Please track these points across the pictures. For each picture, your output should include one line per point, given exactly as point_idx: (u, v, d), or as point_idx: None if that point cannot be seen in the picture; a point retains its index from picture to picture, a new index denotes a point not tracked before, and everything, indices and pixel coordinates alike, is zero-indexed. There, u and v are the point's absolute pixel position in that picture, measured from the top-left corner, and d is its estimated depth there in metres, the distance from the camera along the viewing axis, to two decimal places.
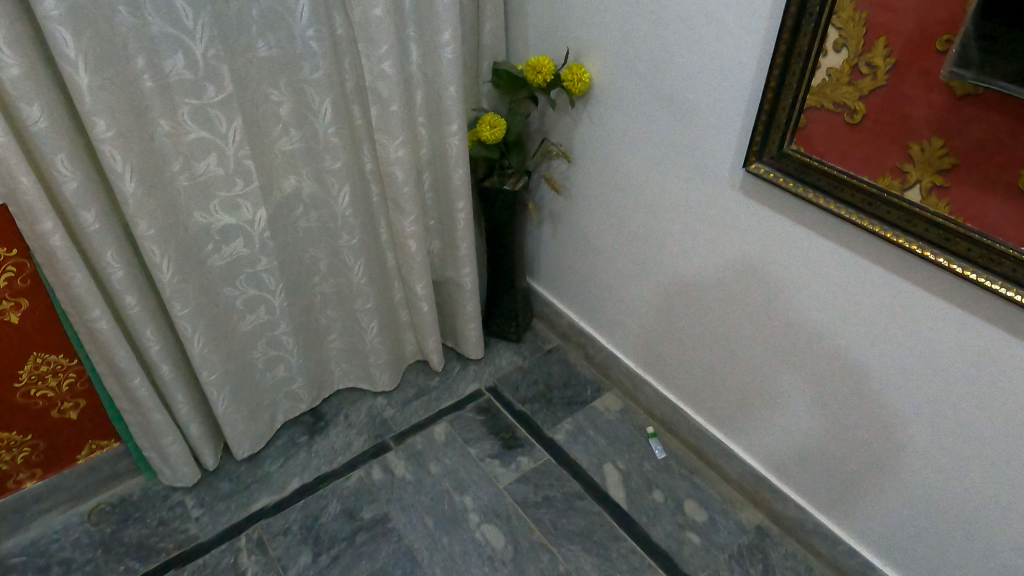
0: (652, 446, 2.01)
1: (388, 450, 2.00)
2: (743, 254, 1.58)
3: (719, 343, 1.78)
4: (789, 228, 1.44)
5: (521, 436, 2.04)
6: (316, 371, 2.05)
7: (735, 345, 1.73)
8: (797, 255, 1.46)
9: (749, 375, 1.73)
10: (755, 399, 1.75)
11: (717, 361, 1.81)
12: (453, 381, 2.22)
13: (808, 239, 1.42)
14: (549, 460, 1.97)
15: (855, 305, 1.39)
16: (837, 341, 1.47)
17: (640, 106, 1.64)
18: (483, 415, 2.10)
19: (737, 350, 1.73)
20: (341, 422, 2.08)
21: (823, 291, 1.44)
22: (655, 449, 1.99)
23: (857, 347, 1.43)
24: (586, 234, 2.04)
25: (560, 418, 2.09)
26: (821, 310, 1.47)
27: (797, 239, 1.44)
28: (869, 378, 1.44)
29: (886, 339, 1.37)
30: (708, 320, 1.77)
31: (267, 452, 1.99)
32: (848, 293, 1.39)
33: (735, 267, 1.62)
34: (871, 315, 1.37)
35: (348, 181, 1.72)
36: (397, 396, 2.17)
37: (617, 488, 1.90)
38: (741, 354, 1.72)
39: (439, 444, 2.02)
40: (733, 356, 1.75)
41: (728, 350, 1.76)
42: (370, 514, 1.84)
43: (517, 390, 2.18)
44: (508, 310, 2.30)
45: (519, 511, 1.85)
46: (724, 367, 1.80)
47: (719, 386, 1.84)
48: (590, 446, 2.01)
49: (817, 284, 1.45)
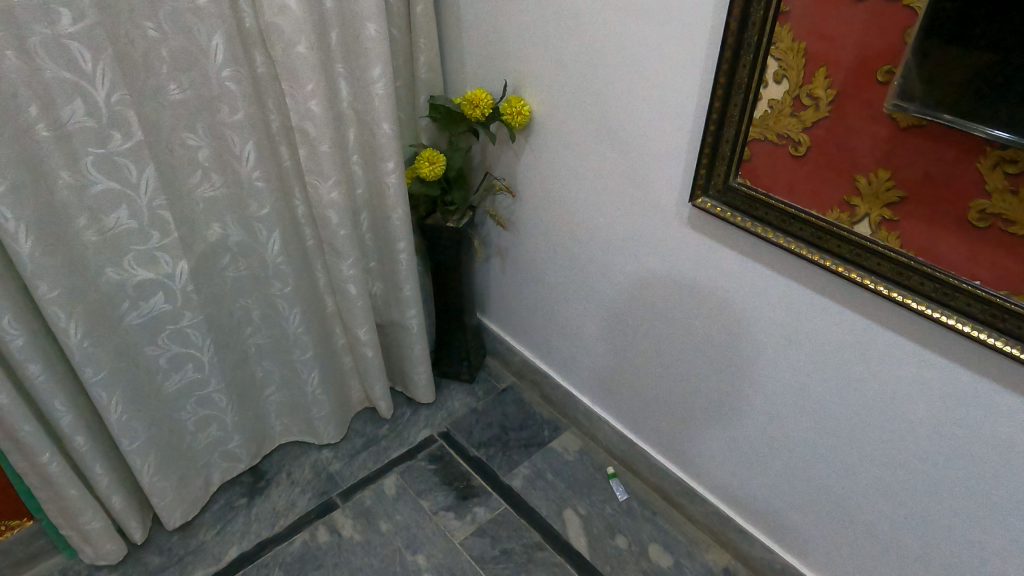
0: (613, 488, 1.92)
1: (335, 509, 1.88)
2: (695, 289, 1.52)
3: (677, 382, 1.72)
4: (739, 262, 1.39)
5: (477, 484, 1.94)
6: (255, 427, 1.92)
7: (693, 382, 1.67)
8: (749, 290, 1.41)
9: (709, 413, 1.67)
10: (715, 438, 1.69)
11: (674, 399, 1.75)
12: (404, 428, 2.11)
13: (759, 273, 1.37)
14: (506, 509, 1.88)
15: (811, 342, 1.34)
16: (796, 378, 1.41)
17: (582, 139, 1.58)
18: (435, 463, 2.00)
19: (695, 388, 1.67)
20: (283, 480, 1.95)
21: (779, 328, 1.39)
22: (617, 491, 1.91)
23: (814, 383, 1.38)
24: (535, 270, 1.97)
25: (516, 462, 2.00)
26: (778, 346, 1.41)
27: (748, 273, 1.39)
28: (828, 414, 1.39)
29: (845, 375, 1.32)
30: (665, 358, 1.71)
31: (202, 518, 1.85)
32: (803, 329, 1.34)
33: (688, 303, 1.56)
34: (828, 352, 1.32)
35: (277, 227, 1.61)
36: (344, 448, 2.05)
37: (578, 536, 1.81)
38: (700, 391, 1.66)
39: (390, 498, 1.91)
40: (690, 395, 1.69)
41: (686, 388, 1.69)
42: None
43: (472, 435, 2.09)
44: (459, 350, 2.20)
45: (476, 568, 1.74)
46: (682, 405, 1.73)
47: (678, 425, 1.78)
48: (549, 491, 1.92)
49: (771, 320, 1.39)
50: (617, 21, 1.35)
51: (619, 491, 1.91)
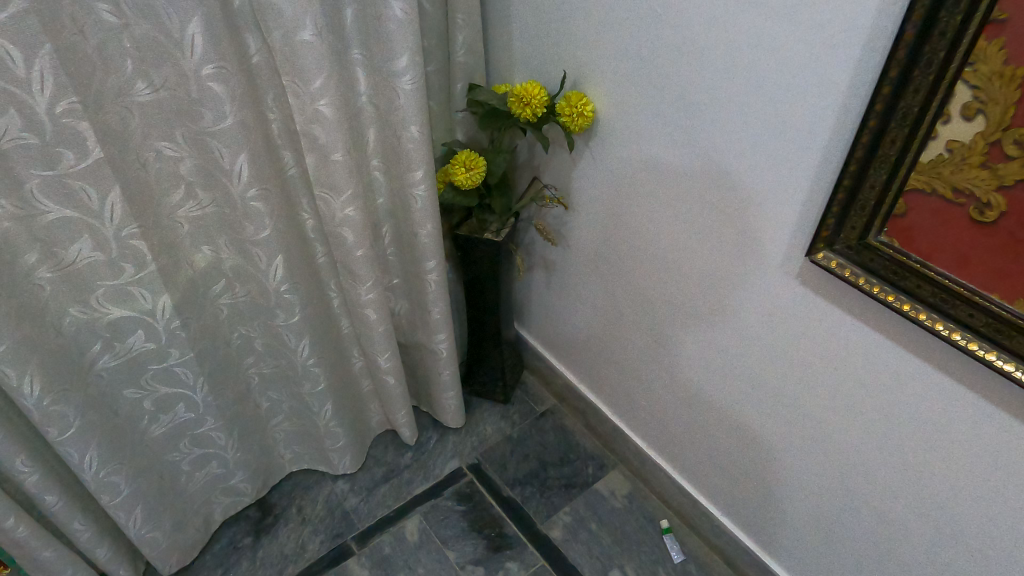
0: (667, 546, 1.67)
1: (350, 556, 1.66)
2: (795, 354, 1.21)
3: (752, 445, 1.42)
4: (862, 337, 1.07)
5: (511, 533, 1.71)
6: (261, 459, 1.69)
7: (774, 450, 1.37)
8: (871, 372, 1.09)
9: (792, 489, 1.37)
10: (796, 516, 1.40)
11: (746, 462, 1.46)
12: (429, 457, 1.87)
13: (889, 355, 1.05)
14: (544, 567, 1.64)
15: (951, 450, 1.03)
16: (920, 484, 1.11)
17: (663, 153, 1.25)
18: (463, 504, 1.76)
19: (776, 458, 1.38)
20: (293, 517, 1.74)
21: (906, 424, 1.08)
22: (672, 551, 1.66)
23: (949, 497, 1.07)
24: (588, 292, 1.67)
25: (556, 507, 1.76)
26: (900, 444, 1.11)
27: (873, 352, 1.07)
28: (964, 535, 1.08)
29: (993, 498, 1.01)
30: (740, 417, 1.41)
31: (202, 561, 1.65)
32: (945, 434, 1.03)
33: (780, 366, 1.25)
34: (974, 467, 1.01)
35: (280, 251, 1.31)
36: (362, 479, 1.82)
37: None
38: (783, 462, 1.36)
39: (411, 546, 1.68)
40: (769, 463, 1.40)
41: (765, 455, 1.40)
42: None
43: (506, 470, 1.84)
44: (493, 369, 1.94)
45: None
46: (756, 471, 1.45)
47: (748, 491, 1.50)
48: (592, 546, 1.68)
49: (895, 413, 1.08)
50: (726, 9, 1.01)
51: (674, 552, 1.66)
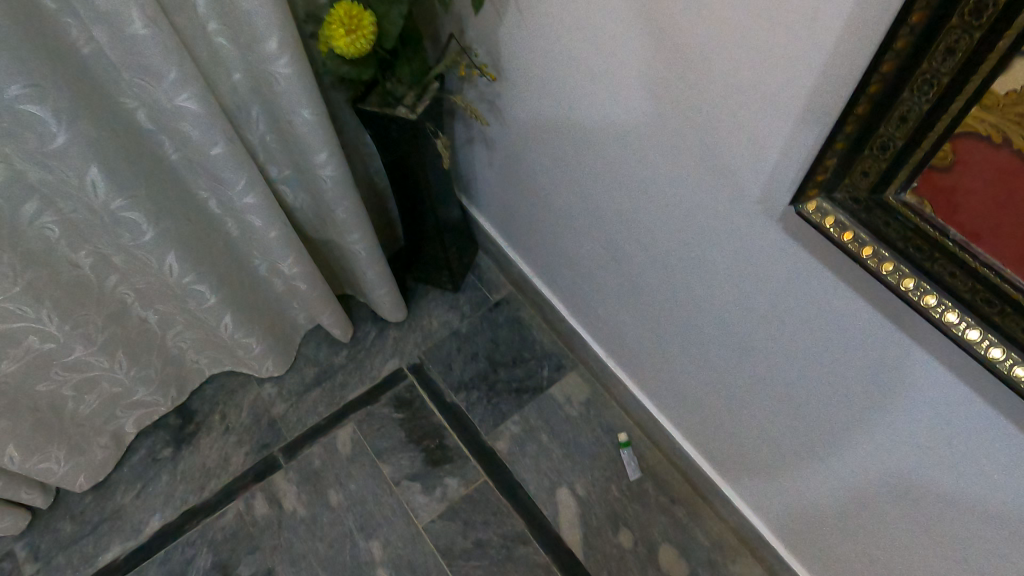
0: (623, 464, 1.51)
1: (277, 470, 1.54)
2: (776, 309, 0.93)
3: (724, 384, 1.18)
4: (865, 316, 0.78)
5: (452, 445, 1.55)
6: (169, 370, 1.51)
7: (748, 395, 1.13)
8: (872, 358, 0.81)
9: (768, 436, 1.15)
10: (770, 463, 1.19)
11: (716, 398, 1.23)
12: (366, 357, 1.67)
13: (898, 347, 0.76)
14: (486, 484, 1.50)
15: (955, 460, 0.79)
16: (909, 479, 0.88)
17: (608, 16, 0.86)
18: (401, 412, 1.59)
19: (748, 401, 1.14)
20: (216, 426, 1.59)
21: (903, 417, 0.82)
22: (629, 469, 1.50)
23: (945, 509, 0.85)
24: (537, 184, 1.34)
25: (504, 416, 1.58)
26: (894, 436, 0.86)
27: (877, 338, 0.79)
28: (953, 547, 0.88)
29: (1003, 531, 0.78)
30: (709, 353, 1.16)
31: (120, 474, 1.54)
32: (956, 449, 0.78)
33: (757, 317, 0.98)
34: (980, 484, 0.77)
35: (95, 159, 0.99)
36: (291, 382, 1.65)
37: (572, 528, 1.45)
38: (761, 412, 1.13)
39: (343, 459, 1.54)
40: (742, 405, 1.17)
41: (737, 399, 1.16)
42: (249, 570, 1.43)
43: (450, 372, 1.64)
44: (436, 257, 1.65)
45: (443, 565, 1.42)
46: (727, 409, 1.22)
47: (717, 424, 1.28)
48: (540, 461, 1.53)
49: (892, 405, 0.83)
50: None
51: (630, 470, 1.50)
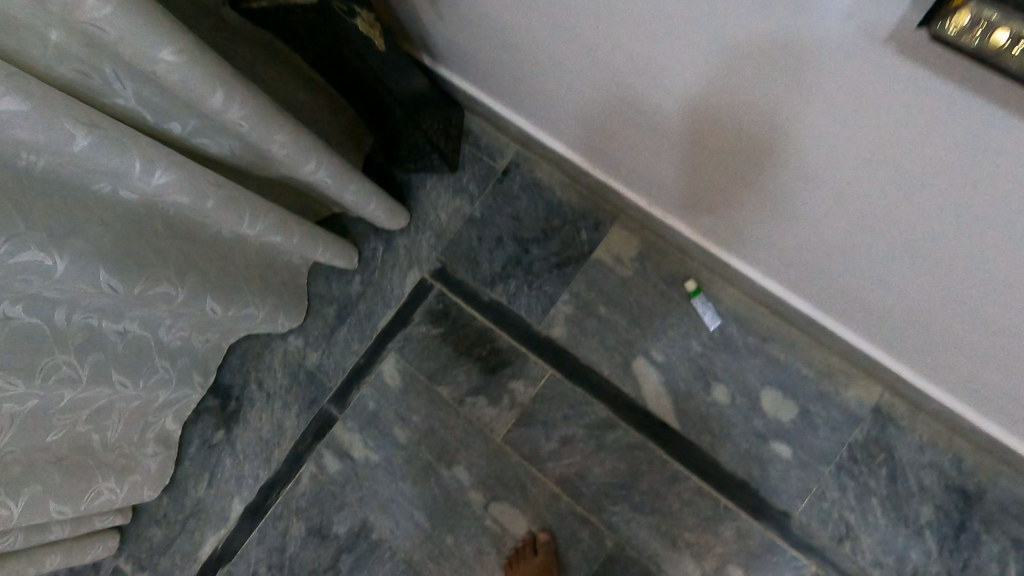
0: (699, 314, 1.31)
1: (335, 422, 1.43)
2: (888, 148, 0.65)
3: (765, 200, 0.96)
4: None
5: (506, 347, 1.38)
6: (183, 363, 1.36)
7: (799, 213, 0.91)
8: None
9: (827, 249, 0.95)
10: (827, 270, 1.02)
11: (755, 215, 1.02)
12: (383, 277, 1.47)
13: None
14: (555, 377, 1.35)
15: None
16: None
17: None
18: (441, 326, 1.42)
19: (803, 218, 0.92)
20: (257, 395, 1.48)
21: None
22: (707, 318, 1.31)
23: None
24: (511, 28, 1.01)
25: (552, 299, 1.39)
26: (1012, 249, 0.66)
27: None
28: None
29: None
30: (743, 173, 0.92)
31: (184, 469, 1.47)
32: None
33: (807, 129, 0.72)
34: None
35: None
36: (314, 327, 1.48)
37: (660, 399, 1.31)
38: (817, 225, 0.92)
39: (398, 394, 1.41)
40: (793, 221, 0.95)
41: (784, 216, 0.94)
42: (345, 527, 1.38)
43: (479, 267, 1.43)
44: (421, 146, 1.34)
45: (534, 473, 1.33)
46: (769, 224, 1.01)
47: (762, 241, 1.09)
48: (606, 336, 1.35)
49: (1011, 218, 0.62)
50: None
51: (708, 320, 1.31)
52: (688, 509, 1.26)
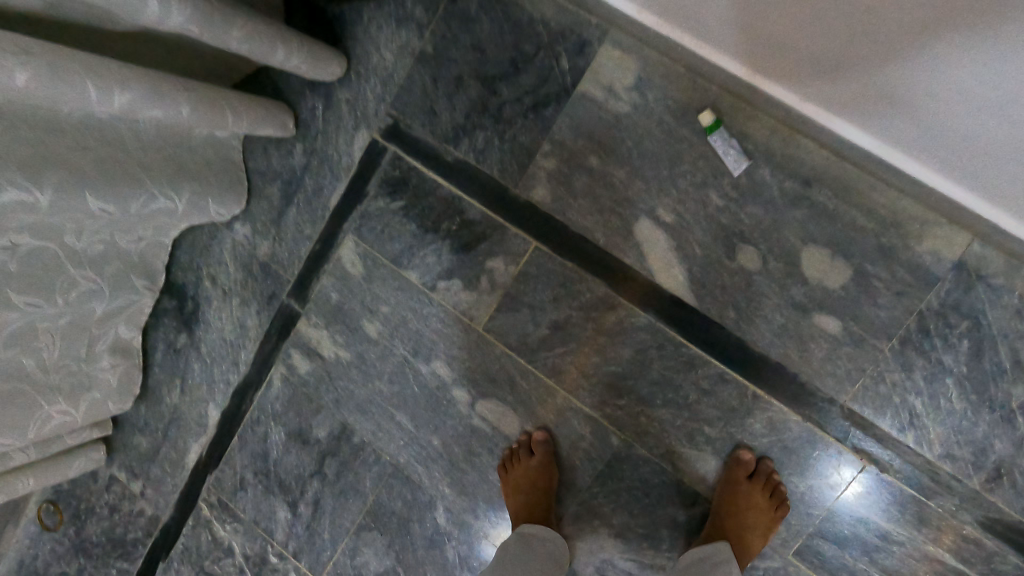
0: (719, 156, 0.99)
1: (299, 318, 1.25)
2: None
3: None
4: None
5: (479, 218, 1.12)
6: (118, 268, 1.19)
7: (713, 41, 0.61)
8: None
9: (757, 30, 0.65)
10: (860, 53, 0.69)
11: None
12: (328, 143, 1.20)
13: None
14: (540, 252, 1.09)
15: None
16: None
17: None
18: (401, 198, 1.16)
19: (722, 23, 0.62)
20: (213, 292, 1.30)
21: None
22: (730, 161, 0.98)
23: None
24: None
25: (530, 153, 1.09)
26: None
27: None
28: None
29: None
30: None
31: (156, 376, 1.36)
32: None
33: None
34: None
35: None
36: (260, 210, 1.25)
37: (671, 269, 1.04)
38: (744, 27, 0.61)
39: (362, 282, 1.20)
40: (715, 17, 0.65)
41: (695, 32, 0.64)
42: (325, 430, 1.25)
43: (438, 120, 1.13)
44: None
45: (524, 365, 1.12)
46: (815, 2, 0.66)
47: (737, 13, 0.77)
48: (601, 196, 1.06)
49: None
50: None
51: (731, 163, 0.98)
52: (708, 401, 1.03)
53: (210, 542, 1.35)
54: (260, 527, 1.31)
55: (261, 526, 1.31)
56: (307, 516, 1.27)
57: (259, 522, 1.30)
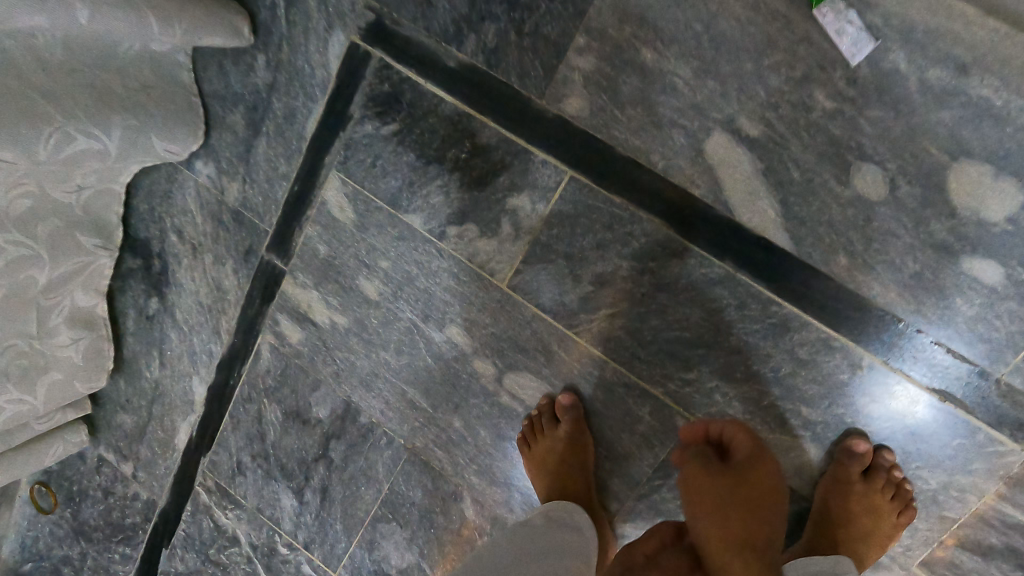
0: (831, 36, 0.69)
1: (283, 277, 1.02)
2: None
3: None
4: None
5: (495, 143, 0.85)
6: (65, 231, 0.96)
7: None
8: None
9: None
10: None
11: None
12: (295, 53, 0.92)
13: None
14: (578, 185, 0.82)
15: None
16: None
17: None
18: (394, 121, 0.89)
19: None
20: (180, 248, 1.07)
21: None
22: (847, 44, 0.69)
23: None
24: None
25: (560, 50, 0.80)
26: None
27: None
28: None
29: None
30: None
31: (131, 347, 1.16)
32: None
33: None
34: None
35: None
36: (223, 145, 1.00)
37: (757, 202, 0.76)
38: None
39: (354, 232, 0.95)
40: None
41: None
42: (327, 408, 1.04)
43: (433, 11, 0.84)
44: None
45: (562, 331, 0.88)
46: None
47: None
48: (658, 105, 0.77)
49: None
50: None
51: (848, 45, 0.69)
52: (807, 374, 0.78)
53: (212, 530, 1.18)
54: (265, 515, 1.13)
55: (266, 514, 1.13)
56: (315, 504, 1.09)
57: (263, 510, 1.13)
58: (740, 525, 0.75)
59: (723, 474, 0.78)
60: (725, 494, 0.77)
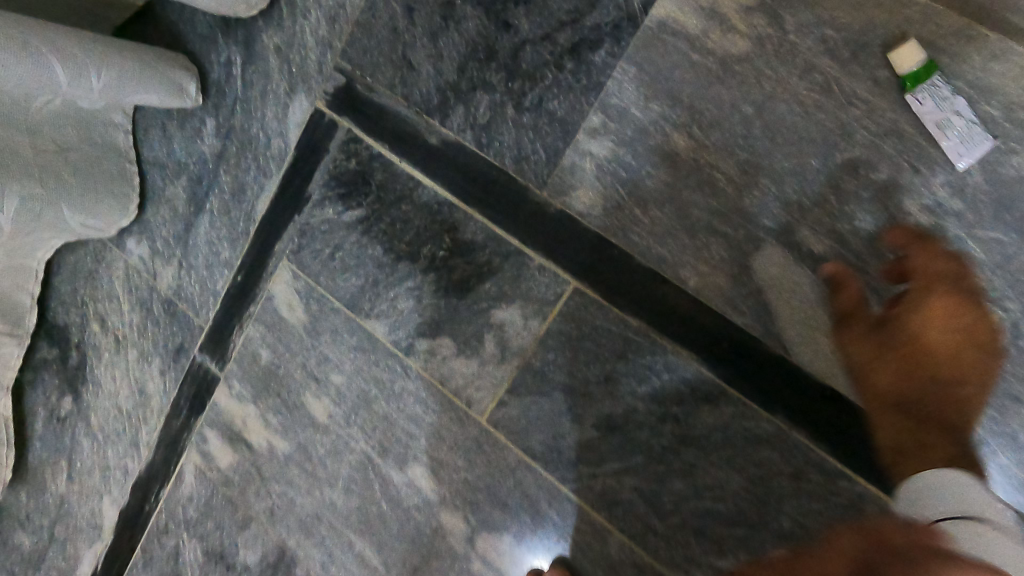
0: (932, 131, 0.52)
1: (217, 385, 0.83)
2: None
3: None
4: None
5: (481, 240, 0.67)
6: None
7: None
8: None
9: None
10: None
11: None
12: (250, 119, 0.76)
13: None
14: (583, 300, 0.64)
15: None
16: None
17: None
18: (359, 206, 0.72)
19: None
20: (103, 340, 0.89)
21: None
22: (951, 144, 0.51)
23: None
24: None
25: (568, 130, 0.63)
26: None
27: None
28: None
29: None
30: None
31: (36, 454, 0.95)
32: None
33: None
34: None
35: None
36: (160, 222, 0.83)
37: (821, 341, 0.57)
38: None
39: (303, 337, 0.77)
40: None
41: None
42: (257, 556, 0.80)
43: (414, 77, 0.68)
44: None
45: (554, 485, 0.67)
46: None
47: None
48: (692, 206, 0.60)
49: None
50: None
51: (953, 144, 0.51)
52: None
53: None
54: None
55: None
56: None
57: None
58: (940, 426, 0.49)
59: (875, 335, 0.53)
60: (889, 362, 0.51)
